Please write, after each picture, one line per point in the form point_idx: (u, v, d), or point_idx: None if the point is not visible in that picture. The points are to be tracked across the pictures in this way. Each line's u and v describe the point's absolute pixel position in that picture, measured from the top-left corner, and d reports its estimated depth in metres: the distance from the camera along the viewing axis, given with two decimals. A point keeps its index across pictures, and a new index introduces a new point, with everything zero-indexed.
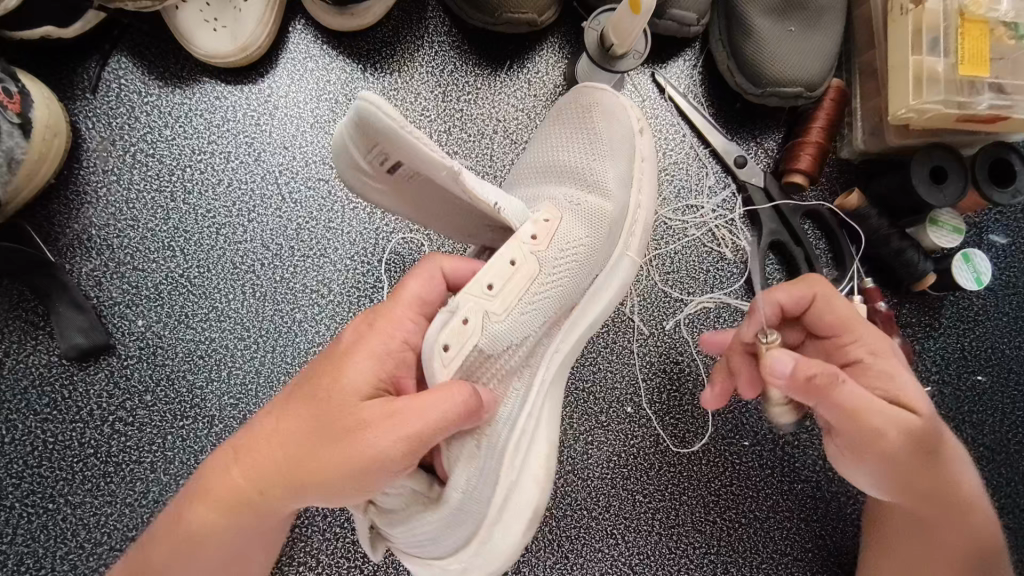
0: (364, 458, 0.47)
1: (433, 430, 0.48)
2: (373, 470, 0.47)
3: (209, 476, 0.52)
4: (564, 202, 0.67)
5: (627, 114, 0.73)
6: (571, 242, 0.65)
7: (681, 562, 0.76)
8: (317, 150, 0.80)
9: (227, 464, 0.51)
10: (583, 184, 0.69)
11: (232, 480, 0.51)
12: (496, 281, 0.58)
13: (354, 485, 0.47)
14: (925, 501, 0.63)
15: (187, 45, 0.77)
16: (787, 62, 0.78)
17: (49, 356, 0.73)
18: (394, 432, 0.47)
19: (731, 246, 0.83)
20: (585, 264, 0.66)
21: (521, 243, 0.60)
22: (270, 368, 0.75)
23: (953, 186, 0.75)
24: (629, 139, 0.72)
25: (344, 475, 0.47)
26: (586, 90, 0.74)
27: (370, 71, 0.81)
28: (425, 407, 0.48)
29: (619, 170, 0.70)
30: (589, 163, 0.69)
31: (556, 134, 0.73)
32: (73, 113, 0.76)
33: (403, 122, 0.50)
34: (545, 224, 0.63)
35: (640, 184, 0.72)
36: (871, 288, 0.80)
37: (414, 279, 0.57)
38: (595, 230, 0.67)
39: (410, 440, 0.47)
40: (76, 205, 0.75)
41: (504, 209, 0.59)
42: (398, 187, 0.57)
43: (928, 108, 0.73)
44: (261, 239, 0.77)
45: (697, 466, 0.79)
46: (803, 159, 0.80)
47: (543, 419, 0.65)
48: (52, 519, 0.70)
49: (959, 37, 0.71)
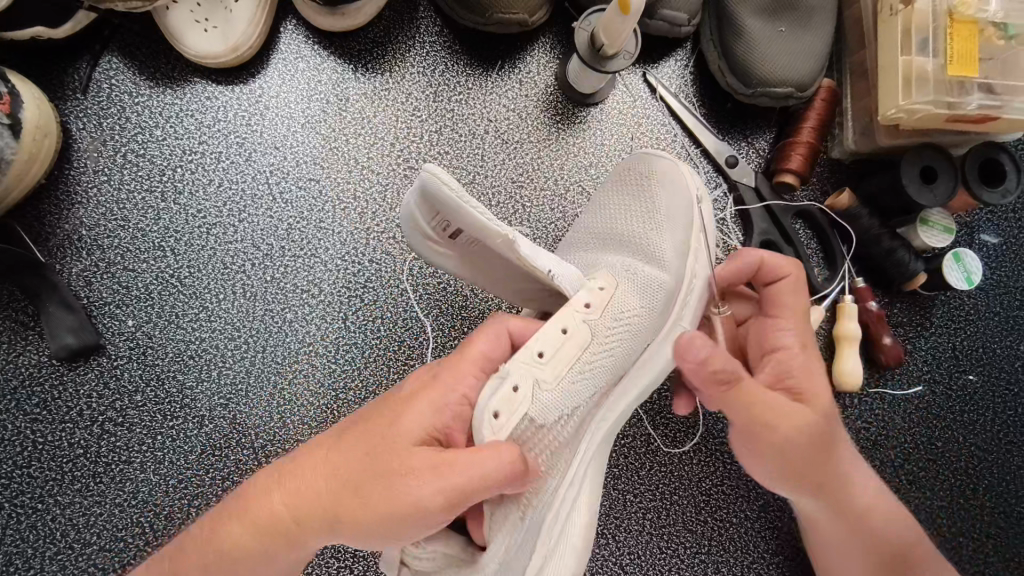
0: (408, 508, 0.46)
1: (474, 487, 0.47)
2: (411, 519, 0.46)
3: (253, 498, 0.50)
4: (620, 272, 0.65)
5: (687, 181, 0.68)
6: (625, 312, 0.63)
7: (672, 562, 0.76)
8: (308, 150, 0.80)
9: (272, 488, 0.49)
10: (639, 254, 0.67)
11: (273, 506, 0.48)
12: (547, 350, 0.58)
13: (396, 530, 0.47)
14: (831, 501, 0.63)
15: (177, 45, 0.77)
16: (777, 62, 0.78)
17: (39, 355, 0.72)
18: (438, 483, 0.46)
19: (723, 246, 0.83)
20: (634, 340, 0.64)
21: (575, 312, 0.60)
22: (260, 368, 0.75)
23: (942, 186, 0.75)
24: (685, 212, 0.67)
25: (382, 521, 0.46)
26: (645, 156, 0.71)
27: (361, 71, 0.81)
28: (473, 466, 0.48)
29: (677, 239, 0.66)
30: (644, 232, 0.67)
31: (611, 201, 0.71)
32: (64, 113, 0.76)
33: (464, 194, 0.53)
34: (601, 292, 0.62)
35: (697, 253, 0.66)
36: (863, 288, 0.81)
37: (483, 337, 0.58)
38: (648, 301, 0.64)
39: (453, 493, 0.46)
40: (67, 205, 0.75)
41: (557, 276, 0.59)
42: (462, 253, 0.59)
43: (918, 109, 0.73)
44: (252, 239, 0.77)
45: (688, 466, 0.79)
46: (793, 159, 0.80)
47: (588, 475, 0.63)
48: (41, 519, 0.70)
49: (949, 39, 0.71)
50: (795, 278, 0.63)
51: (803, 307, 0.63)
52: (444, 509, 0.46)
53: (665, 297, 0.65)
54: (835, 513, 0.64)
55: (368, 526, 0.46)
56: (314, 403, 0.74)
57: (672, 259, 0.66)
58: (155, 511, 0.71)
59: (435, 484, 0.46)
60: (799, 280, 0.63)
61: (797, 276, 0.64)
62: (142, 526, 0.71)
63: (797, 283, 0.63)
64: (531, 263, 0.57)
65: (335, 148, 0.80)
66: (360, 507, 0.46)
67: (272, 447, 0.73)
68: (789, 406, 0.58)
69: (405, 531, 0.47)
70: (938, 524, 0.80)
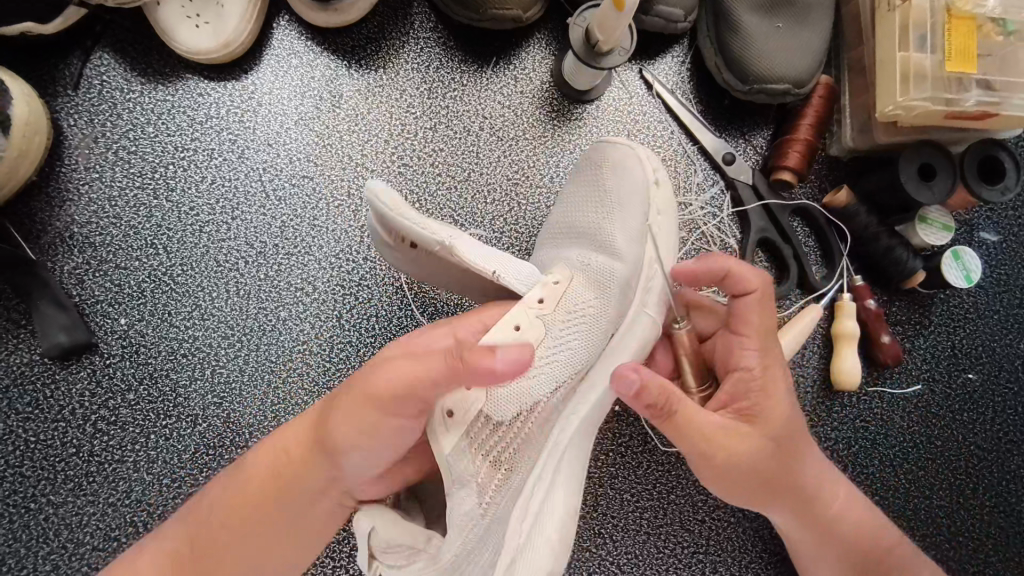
0: (367, 390, 0.52)
1: (423, 375, 0.51)
2: (373, 409, 0.51)
3: (266, 447, 0.57)
4: (575, 264, 0.67)
5: (637, 164, 0.71)
6: (581, 304, 0.64)
7: (670, 562, 0.76)
8: (301, 147, 0.79)
9: (282, 432, 0.58)
10: (595, 245, 0.68)
11: (281, 443, 0.56)
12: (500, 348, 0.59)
13: (369, 422, 0.51)
14: (796, 512, 0.64)
15: (169, 41, 0.76)
16: (775, 58, 0.77)
17: (31, 354, 0.72)
18: (394, 371, 0.52)
19: (720, 244, 0.82)
20: (596, 328, 0.65)
21: (526, 308, 0.60)
22: (254, 366, 0.74)
23: (941, 184, 0.75)
24: (642, 199, 0.69)
25: (354, 422, 0.51)
26: (600, 148, 0.73)
27: (355, 67, 0.81)
28: (424, 360, 0.52)
29: (630, 227, 0.68)
30: (598, 223, 0.69)
31: (572, 195, 0.73)
32: (55, 110, 0.76)
33: (402, 211, 0.58)
34: (555, 287, 0.63)
35: (656, 237, 0.69)
36: (861, 286, 0.81)
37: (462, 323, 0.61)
38: (603, 294, 0.66)
39: (404, 380, 0.51)
40: (58, 203, 0.75)
41: (502, 276, 0.60)
42: (421, 262, 0.63)
43: (915, 105, 0.72)
44: (245, 236, 0.77)
45: (685, 465, 0.78)
46: (791, 157, 0.80)
47: (562, 477, 0.61)
48: (34, 518, 0.70)
49: (947, 35, 0.71)
50: (760, 294, 0.62)
51: (766, 323, 0.62)
52: (398, 398, 0.51)
53: (621, 288, 0.66)
54: (802, 524, 0.65)
55: (341, 422, 0.52)
56: (309, 402, 0.74)
57: (627, 248, 0.67)
58: (149, 511, 0.71)
59: (388, 370, 0.52)
60: (764, 296, 0.62)
61: (763, 292, 0.62)
62: (136, 525, 0.71)
63: (760, 298, 0.62)
64: (474, 266, 0.59)
65: (329, 144, 0.79)
66: (338, 403, 0.54)
67: None
68: (742, 432, 0.59)
69: (373, 426, 0.51)
70: (936, 524, 0.80)
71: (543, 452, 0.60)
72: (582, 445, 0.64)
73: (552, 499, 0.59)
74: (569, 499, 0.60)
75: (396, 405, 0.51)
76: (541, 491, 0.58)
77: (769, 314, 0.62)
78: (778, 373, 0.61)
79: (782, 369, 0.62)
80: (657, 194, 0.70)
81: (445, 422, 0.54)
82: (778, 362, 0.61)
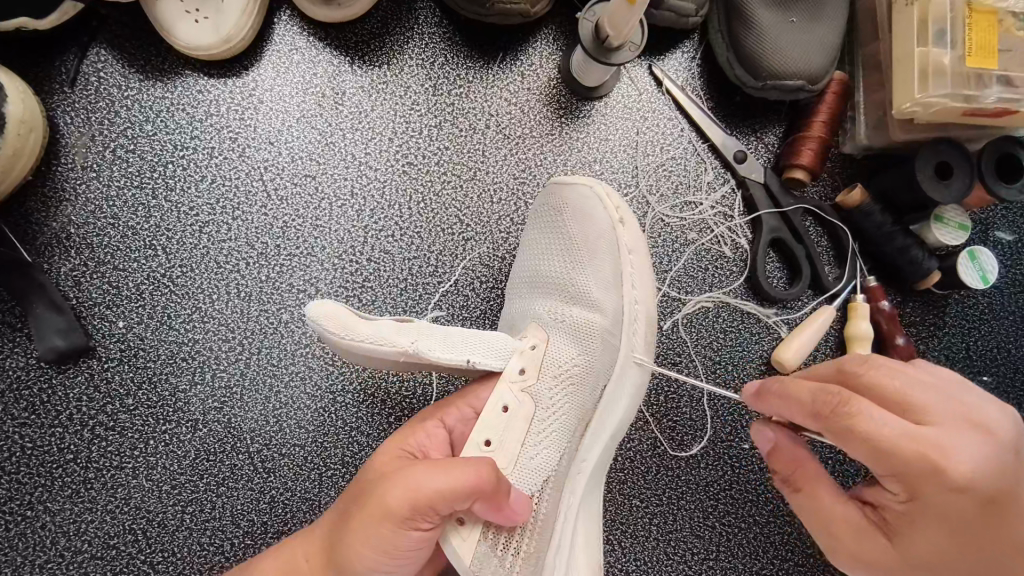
0: (381, 505, 0.49)
1: (439, 494, 0.49)
2: (386, 528, 0.49)
3: (287, 549, 0.57)
4: (548, 320, 0.67)
5: (599, 205, 0.71)
6: (565, 364, 0.66)
7: (680, 567, 0.75)
8: (304, 145, 0.77)
9: (299, 538, 0.57)
10: (566, 295, 0.69)
11: (297, 554, 0.56)
12: (494, 436, 0.60)
13: (386, 542, 0.49)
14: None
15: (167, 37, 0.74)
16: (788, 54, 0.76)
17: (27, 357, 0.70)
18: (410, 483, 0.50)
19: (731, 245, 0.81)
20: (585, 381, 0.66)
21: (509, 386, 0.62)
22: (255, 370, 0.72)
23: (958, 181, 0.73)
24: (610, 246, 0.70)
25: (367, 539, 0.49)
26: (557, 188, 0.73)
27: (358, 64, 0.79)
28: (445, 470, 0.51)
29: (602, 275, 0.69)
30: (568, 271, 0.69)
31: (535, 238, 0.72)
32: (51, 107, 0.74)
33: (341, 330, 0.60)
34: (531, 353, 0.65)
35: (632, 279, 0.70)
36: (875, 288, 0.78)
37: (454, 412, 0.64)
38: (585, 347, 0.67)
39: (419, 496, 0.49)
40: (55, 203, 0.73)
41: (476, 360, 0.61)
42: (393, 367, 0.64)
43: (934, 102, 0.71)
44: (246, 237, 0.75)
45: (696, 470, 0.77)
46: (804, 155, 0.78)
47: (580, 542, 0.64)
48: (31, 527, 0.68)
49: (968, 29, 0.69)
50: (847, 427, 0.46)
51: (887, 456, 0.45)
52: (414, 515, 0.49)
53: (603, 338, 0.67)
54: None
55: (355, 542, 0.50)
56: (311, 406, 0.72)
57: (602, 297, 0.68)
58: (148, 518, 0.70)
59: (406, 479, 0.50)
60: (852, 429, 0.46)
61: (854, 423, 0.45)
62: (135, 533, 0.69)
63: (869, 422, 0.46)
64: (451, 361, 0.60)
65: (331, 143, 0.78)
66: (351, 516, 0.51)
67: (268, 451, 0.71)
68: (871, 543, 0.51)
69: (392, 542, 0.49)
70: None
71: (558, 519, 0.62)
72: (590, 497, 0.66)
73: (574, 567, 0.62)
74: (592, 563, 0.63)
75: (413, 520, 0.49)
76: (563, 560, 0.61)
77: (896, 442, 0.45)
78: (939, 502, 0.46)
79: (959, 497, 0.45)
80: (626, 234, 0.71)
81: (460, 531, 0.55)
82: (941, 494, 0.46)
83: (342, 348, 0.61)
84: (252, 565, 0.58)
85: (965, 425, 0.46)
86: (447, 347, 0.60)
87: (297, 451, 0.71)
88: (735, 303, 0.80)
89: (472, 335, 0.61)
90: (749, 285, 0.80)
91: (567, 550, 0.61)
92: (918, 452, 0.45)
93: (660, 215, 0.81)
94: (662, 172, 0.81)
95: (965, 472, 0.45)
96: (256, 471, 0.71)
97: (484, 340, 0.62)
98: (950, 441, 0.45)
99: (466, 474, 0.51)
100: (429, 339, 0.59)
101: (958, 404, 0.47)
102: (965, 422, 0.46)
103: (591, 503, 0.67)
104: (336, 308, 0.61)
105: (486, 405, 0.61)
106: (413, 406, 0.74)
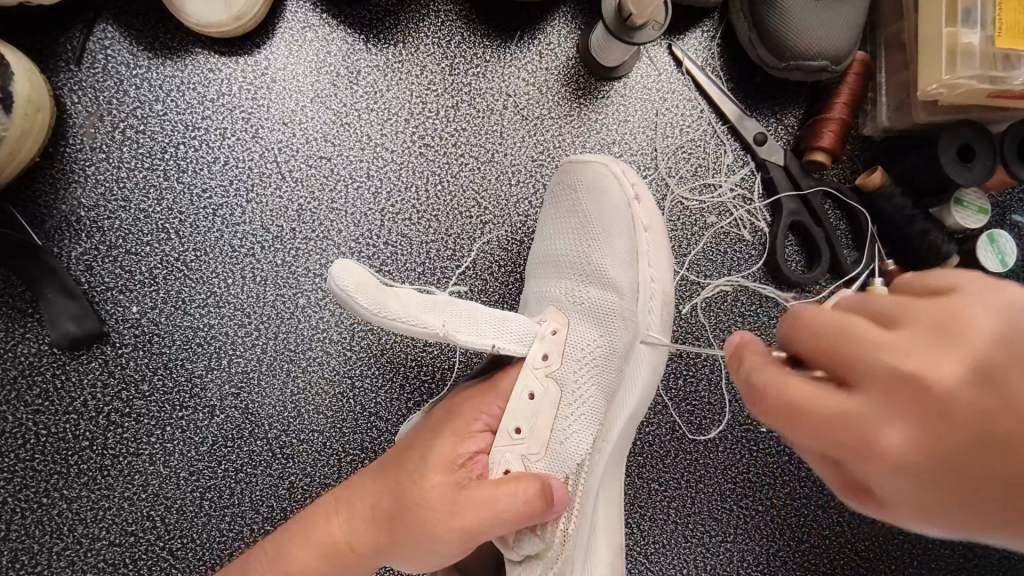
0: (436, 532, 0.51)
1: (493, 524, 0.51)
2: (446, 547, 0.52)
3: (317, 521, 0.54)
4: (567, 304, 0.66)
5: (616, 185, 0.70)
6: (585, 347, 0.64)
7: (697, 550, 0.75)
8: (318, 126, 0.76)
9: (331, 511, 0.55)
10: (584, 274, 0.67)
11: (331, 531, 0.53)
12: (525, 424, 0.59)
13: (446, 550, 0.52)
14: None
15: (177, 14, 0.71)
16: (814, 33, 0.74)
17: (39, 344, 0.69)
18: (463, 523, 0.51)
19: (750, 229, 0.80)
20: (609, 364, 0.65)
21: (533, 372, 0.61)
22: (272, 356, 0.71)
23: (981, 165, 0.72)
24: (627, 222, 0.69)
25: (428, 550, 0.52)
26: (570, 168, 0.72)
27: (372, 43, 0.77)
28: (492, 505, 0.51)
29: (618, 251, 0.67)
30: (584, 253, 0.68)
31: (552, 220, 0.71)
32: (57, 86, 0.72)
33: (375, 310, 0.57)
34: (553, 339, 0.63)
35: (647, 257, 0.68)
36: (893, 271, 0.76)
37: (496, 400, 0.60)
38: (607, 328, 0.65)
39: (472, 531, 0.51)
40: (64, 184, 0.71)
41: (500, 346, 0.58)
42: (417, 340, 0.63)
43: (961, 83, 0.70)
44: (261, 220, 0.73)
45: (713, 453, 0.77)
46: (826, 136, 0.77)
47: (599, 527, 0.63)
48: (47, 514, 0.67)
49: (998, 10, 0.67)
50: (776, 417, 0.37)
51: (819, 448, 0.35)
52: (469, 540, 0.52)
53: (624, 318, 0.66)
54: None
55: (414, 550, 0.53)
56: (328, 391, 0.72)
57: (623, 280, 0.66)
58: (166, 505, 0.69)
59: (456, 527, 0.51)
60: (780, 412, 0.37)
61: (778, 412, 0.37)
62: (154, 520, 0.69)
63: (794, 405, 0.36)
64: (478, 346, 0.58)
65: (346, 123, 0.76)
66: (396, 533, 0.52)
67: (287, 437, 0.70)
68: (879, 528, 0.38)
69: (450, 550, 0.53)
70: None
71: (582, 499, 0.60)
72: (610, 480, 0.65)
73: (596, 553, 0.61)
74: (613, 547, 0.62)
75: (470, 542, 0.52)
76: (583, 543, 0.60)
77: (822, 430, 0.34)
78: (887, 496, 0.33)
79: (913, 484, 0.32)
80: (642, 210, 0.70)
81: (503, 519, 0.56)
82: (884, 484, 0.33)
83: (370, 321, 0.58)
84: (272, 540, 0.55)
85: (893, 375, 0.32)
86: (475, 330, 0.57)
87: (316, 437, 0.71)
88: (754, 287, 0.79)
89: (499, 318, 0.59)
90: (767, 268, 0.80)
91: (588, 533, 0.60)
92: (838, 440, 0.34)
93: (679, 199, 0.80)
94: (681, 154, 0.80)
95: (904, 450, 0.32)
96: (275, 456, 0.70)
97: (508, 323, 0.59)
98: (875, 410, 0.33)
99: (522, 510, 0.52)
100: (458, 319, 0.57)
101: (886, 350, 0.33)
102: (896, 382, 0.32)
103: (610, 486, 0.65)
104: (367, 277, 0.58)
105: (511, 393, 0.59)
106: (432, 390, 0.73)
